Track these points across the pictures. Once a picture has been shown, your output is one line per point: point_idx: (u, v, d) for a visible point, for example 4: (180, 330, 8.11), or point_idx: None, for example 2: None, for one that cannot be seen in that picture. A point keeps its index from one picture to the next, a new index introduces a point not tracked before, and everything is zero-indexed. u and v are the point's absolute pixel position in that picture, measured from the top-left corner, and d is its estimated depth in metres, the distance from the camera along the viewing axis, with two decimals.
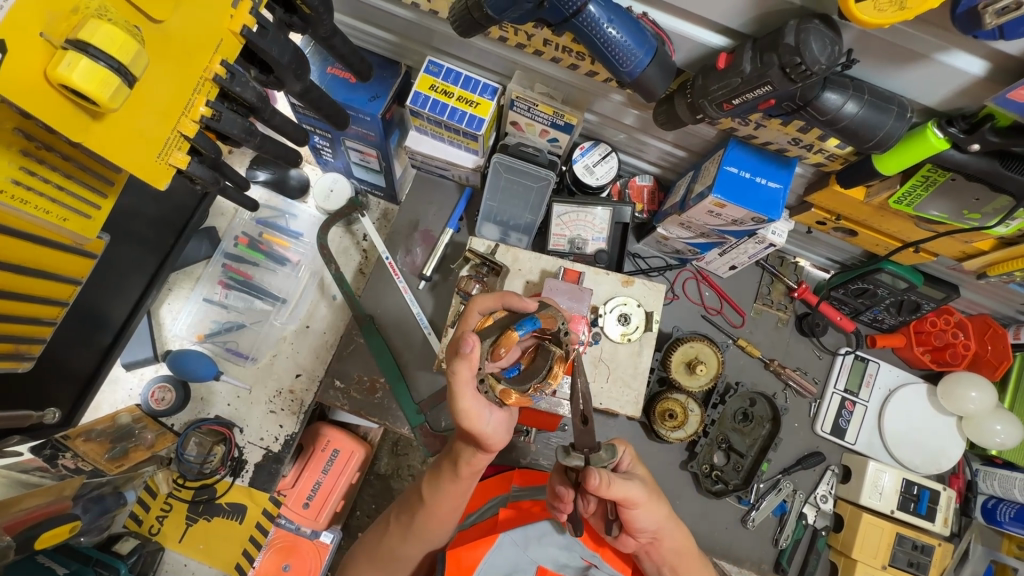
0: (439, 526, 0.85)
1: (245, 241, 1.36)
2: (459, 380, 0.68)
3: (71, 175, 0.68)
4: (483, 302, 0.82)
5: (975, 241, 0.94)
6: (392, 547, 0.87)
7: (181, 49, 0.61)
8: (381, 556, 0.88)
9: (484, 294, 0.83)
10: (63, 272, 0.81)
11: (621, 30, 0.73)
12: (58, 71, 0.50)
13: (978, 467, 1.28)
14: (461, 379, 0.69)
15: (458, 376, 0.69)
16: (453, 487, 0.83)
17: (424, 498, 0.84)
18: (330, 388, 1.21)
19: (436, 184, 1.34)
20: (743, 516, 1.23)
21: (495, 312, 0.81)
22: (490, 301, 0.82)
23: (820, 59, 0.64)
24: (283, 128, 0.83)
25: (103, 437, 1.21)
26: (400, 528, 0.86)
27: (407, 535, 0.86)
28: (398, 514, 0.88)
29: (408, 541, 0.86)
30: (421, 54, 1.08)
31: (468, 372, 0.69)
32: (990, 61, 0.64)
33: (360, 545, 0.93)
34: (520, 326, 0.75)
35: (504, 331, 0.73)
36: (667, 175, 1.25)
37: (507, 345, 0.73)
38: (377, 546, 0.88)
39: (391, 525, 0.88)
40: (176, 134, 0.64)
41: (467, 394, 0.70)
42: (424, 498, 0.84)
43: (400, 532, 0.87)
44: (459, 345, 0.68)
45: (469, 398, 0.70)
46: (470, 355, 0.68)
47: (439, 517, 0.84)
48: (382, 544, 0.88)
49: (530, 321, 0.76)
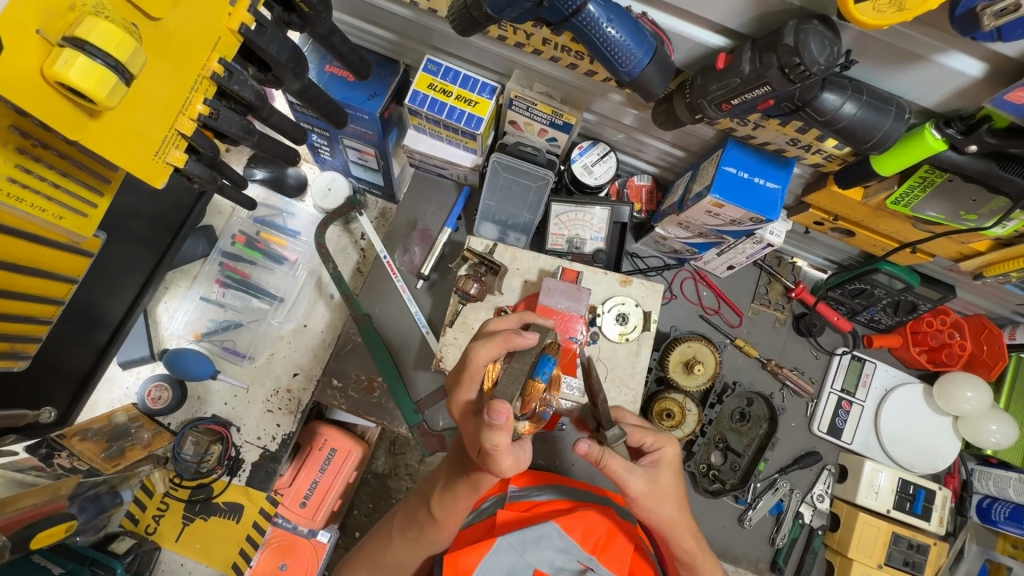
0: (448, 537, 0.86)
1: (243, 240, 1.36)
2: (500, 449, 0.65)
3: (67, 173, 0.68)
4: (486, 350, 0.74)
5: (971, 242, 0.95)
6: (394, 557, 0.87)
7: (179, 47, 0.61)
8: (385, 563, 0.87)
9: (483, 342, 0.74)
10: (61, 271, 0.81)
11: (620, 30, 0.73)
12: (55, 69, 0.50)
13: (973, 467, 1.29)
14: (501, 447, 0.66)
15: (498, 444, 0.65)
16: (465, 504, 0.82)
17: (435, 513, 0.83)
18: (327, 388, 1.21)
19: (435, 183, 1.34)
20: (739, 515, 1.24)
21: (502, 358, 0.75)
22: (494, 351, 0.74)
23: (820, 60, 0.64)
24: (281, 127, 0.82)
25: (99, 436, 1.21)
26: (406, 540, 0.86)
27: (407, 543, 0.86)
28: (403, 528, 0.87)
29: (414, 550, 0.86)
30: (420, 53, 1.08)
31: (506, 438, 0.66)
32: (988, 63, 0.65)
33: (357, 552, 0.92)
34: (540, 372, 0.70)
35: (527, 385, 0.69)
36: (665, 175, 1.25)
37: (537, 399, 0.69)
38: (379, 553, 0.88)
39: (393, 535, 0.88)
40: (174, 132, 0.64)
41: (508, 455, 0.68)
42: (435, 516, 0.83)
43: (406, 544, 0.87)
44: (490, 418, 0.64)
45: (508, 456, 0.68)
46: (506, 423, 0.64)
47: (448, 528, 0.84)
48: (385, 556, 0.87)
49: (549, 363, 0.71)
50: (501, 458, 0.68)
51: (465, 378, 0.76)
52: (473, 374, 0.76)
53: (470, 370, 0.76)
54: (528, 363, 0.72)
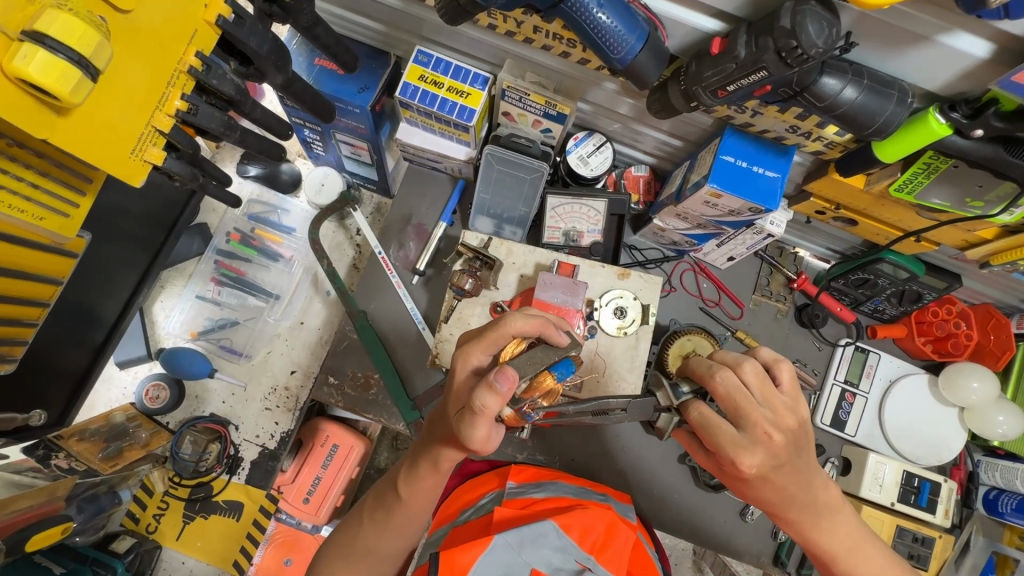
0: (414, 520, 0.83)
1: (237, 237, 1.34)
2: (483, 413, 0.64)
3: (46, 173, 0.67)
4: (523, 323, 0.73)
5: (978, 230, 0.92)
6: (369, 543, 0.84)
7: (151, 41, 0.59)
8: (358, 550, 0.84)
9: (525, 315, 0.74)
10: (43, 272, 0.80)
11: (611, 15, 0.70)
12: (14, 64, 0.48)
13: (980, 458, 1.27)
14: (486, 413, 0.65)
15: (484, 409, 0.65)
16: (430, 484, 0.81)
17: (401, 494, 0.82)
18: (324, 385, 1.19)
19: (429, 177, 1.32)
20: (741, 509, 1.22)
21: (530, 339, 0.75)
22: (530, 328, 0.73)
23: (818, 42, 0.61)
24: (265, 122, 0.80)
25: (96, 436, 1.19)
26: (376, 524, 0.84)
27: (385, 532, 0.83)
28: (373, 510, 0.85)
29: (386, 535, 0.83)
30: (411, 44, 1.06)
31: (494, 409, 0.65)
32: (995, 43, 0.62)
33: (329, 542, 0.89)
34: (557, 369, 0.72)
35: (541, 375, 0.70)
36: (663, 165, 1.22)
37: (542, 391, 0.70)
38: (351, 539, 0.85)
39: (364, 520, 0.86)
40: (150, 129, 0.62)
41: (482, 428, 0.66)
42: (401, 496, 0.82)
43: (376, 529, 0.84)
44: (494, 379, 0.64)
45: (484, 428, 0.66)
46: (503, 391, 0.64)
47: (416, 511, 0.83)
48: (357, 541, 0.85)
49: (568, 366, 0.73)
50: (479, 426, 0.66)
51: (487, 337, 0.74)
52: (496, 338, 0.74)
53: (496, 332, 0.74)
54: (552, 356, 0.72)
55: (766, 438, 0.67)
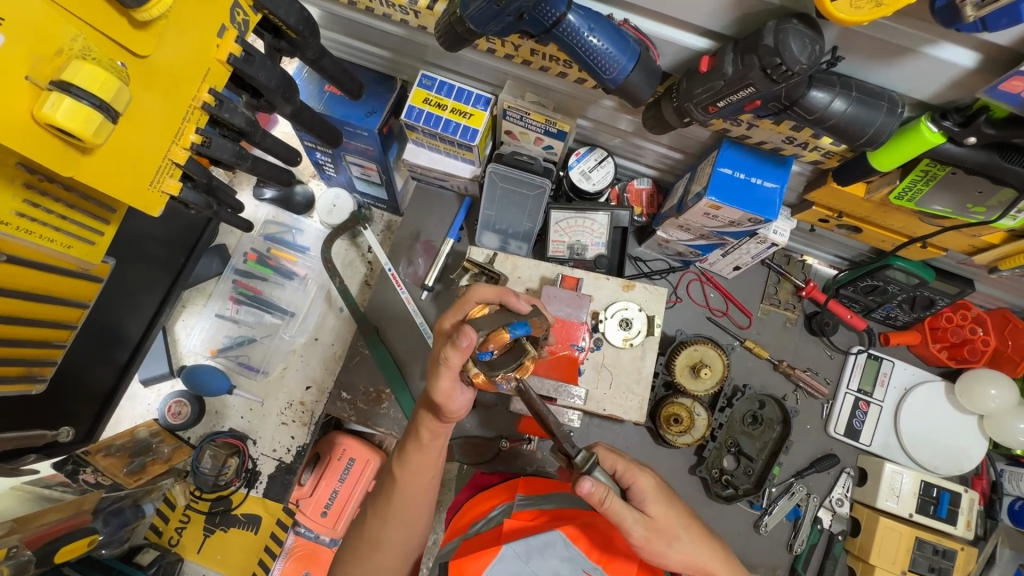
0: (410, 506, 0.85)
1: (254, 257, 1.39)
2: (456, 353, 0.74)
3: (74, 206, 0.71)
4: (483, 293, 0.84)
5: (983, 235, 0.91)
6: (374, 533, 0.85)
7: (167, 80, 0.63)
8: (366, 541, 0.86)
9: (484, 285, 0.85)
10: (69, 297, 0.85)
11: (602, 38, 0.73)
12: (42, 111, 0.52)
13: (1003, 468, 1.23)
14: (450, 363, 0.75)
15: (460, 347, 0.74)
16: (420, 458, 0.85)
17: (395, 475, 0.86)
18: (336, 400, 1.22)
19: (437, 195, 1.36)
20: (755, 521, 1.21)
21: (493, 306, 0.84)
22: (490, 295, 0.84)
23: (801, 59, 0.63)
24: (275, 149, 0.85)
25: (122, 451, 1.23)
26: (377, 514, 0.86)
27: (387, 520, 0.85)
28: (376, 500, 0.89)
29: (388, 524, 0.85)
30: (415, 68, 1.10)
31: (455, 361, 0.75)
32: (981, 52, 0.62)
33: (345, 545, 0.91)
34: (514, 328, 0.75)
35: (494, 330, 0.75)
36: (665, 177, 1.24)
37: (496, 344, 0.75)
38: (375, 535, 0.85)
39: (369, 513, 0.88)
40: (168, 161, 0.67)
41: (449, 376, 0.77)
42: (396, 476, 0.86)
43: (379, 519, 0.86)
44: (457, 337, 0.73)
45: (450, 380, 0.78)
46: (464, 347, 0.73)
47: (412, 494, 0.85)
48: (363, 535, 0.87)
49: (522, 325, 0.75)
50: (444, 377, 0.77)
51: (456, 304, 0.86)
52: (464, 304, 0.85)
53: (463, 300, 0.86)
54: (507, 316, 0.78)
55: (647, 482, 0.82)
